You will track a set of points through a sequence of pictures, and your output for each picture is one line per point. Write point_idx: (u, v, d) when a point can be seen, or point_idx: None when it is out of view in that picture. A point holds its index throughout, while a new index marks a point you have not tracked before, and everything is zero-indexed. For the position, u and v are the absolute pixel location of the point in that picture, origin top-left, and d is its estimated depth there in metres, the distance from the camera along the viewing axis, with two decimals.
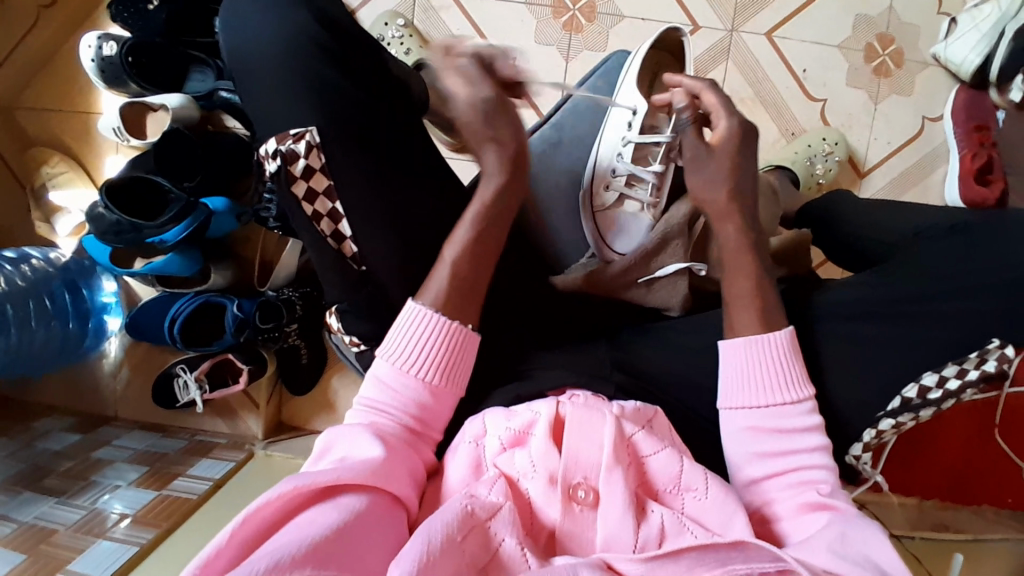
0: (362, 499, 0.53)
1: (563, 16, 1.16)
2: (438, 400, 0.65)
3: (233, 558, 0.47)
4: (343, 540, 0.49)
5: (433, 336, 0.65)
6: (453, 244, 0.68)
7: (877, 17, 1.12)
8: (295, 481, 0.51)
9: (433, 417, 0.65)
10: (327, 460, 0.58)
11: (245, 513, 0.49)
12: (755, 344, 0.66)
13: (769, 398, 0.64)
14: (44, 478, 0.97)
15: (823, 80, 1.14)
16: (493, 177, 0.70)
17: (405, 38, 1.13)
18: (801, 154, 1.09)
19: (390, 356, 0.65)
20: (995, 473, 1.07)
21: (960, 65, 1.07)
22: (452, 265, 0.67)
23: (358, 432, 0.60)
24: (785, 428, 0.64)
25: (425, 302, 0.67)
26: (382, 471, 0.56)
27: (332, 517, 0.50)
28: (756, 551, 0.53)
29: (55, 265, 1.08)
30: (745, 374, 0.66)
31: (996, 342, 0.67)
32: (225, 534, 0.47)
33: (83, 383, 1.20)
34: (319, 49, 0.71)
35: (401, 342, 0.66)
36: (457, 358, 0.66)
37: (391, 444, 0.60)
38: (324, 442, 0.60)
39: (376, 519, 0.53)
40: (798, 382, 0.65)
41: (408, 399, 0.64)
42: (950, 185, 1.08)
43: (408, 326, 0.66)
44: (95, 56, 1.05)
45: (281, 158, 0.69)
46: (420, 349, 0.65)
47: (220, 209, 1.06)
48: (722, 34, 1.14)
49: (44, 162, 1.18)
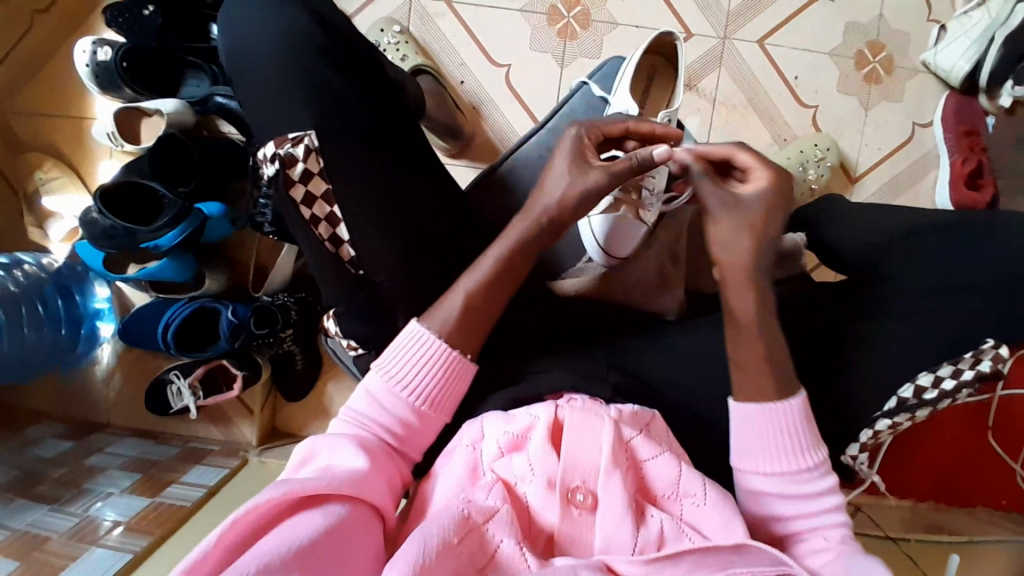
0: (347, 508, 0.53)
1: (557, 23, 1.16)
2: (423, 422, 0.65)
3: (218, 564, 0.47)
4: (331, 545, 0.49)
5: (427, 358, 0.65)
6: (472, 275, 0.68)
7: (868, 24, 1.13)
8: (284, 485, 0.51)
9: (414, 438, 0.65)
10: (309, 470, 0.57)
11: (230, 516, 0.48)
12: (771, 413, 0.63)
13: (786, 466, 0.63)
14: (35, 486, 0.95)
15: (815, 87, 1.15)
16: (540, 216, 0.70)
17: (401, 43, 1.13)
18: (793, 159, 1.10)
19: (382, 371, 0.65)
20: (989, 475, 1.07)
21: (949, 72, 1.08)
22: (466, 296, 0.67)
23: (342, 441, 0.60)
24: (802, 494, 0.63)
25: (427, 323, 0.67)
26: (366, 481, 0.56)
27: (318, 522, 0.50)
28: (757, 555, 0.56)
29: (47, 270, 1.07)
30: (758, 442, 0.63)
31: (991, 342, 0.68)
32: (211, 538, 0.47)
33: (75, 390, 1.19)
34: (320, 54, 0.71)
35: (394, 359, 0.65)
36: (450, 385, 0.66)
37: (374, 456, 0.60)
38: (305, 450, 0.59)
39: (362, 527, 0.53)
40: (809, 447, 0.63)
41: (394, 416, 0.64)
42: (941, 190, 1.10)
43: (403, 344, 0.66)
44: (91, 61, 1.05)
45: (280, 162, 0.69)
46: (415, 370, 0.65)
47: (215, 215, 1.06)
48: (715, 41, 1.15)
49: (37, 167, 1.17)
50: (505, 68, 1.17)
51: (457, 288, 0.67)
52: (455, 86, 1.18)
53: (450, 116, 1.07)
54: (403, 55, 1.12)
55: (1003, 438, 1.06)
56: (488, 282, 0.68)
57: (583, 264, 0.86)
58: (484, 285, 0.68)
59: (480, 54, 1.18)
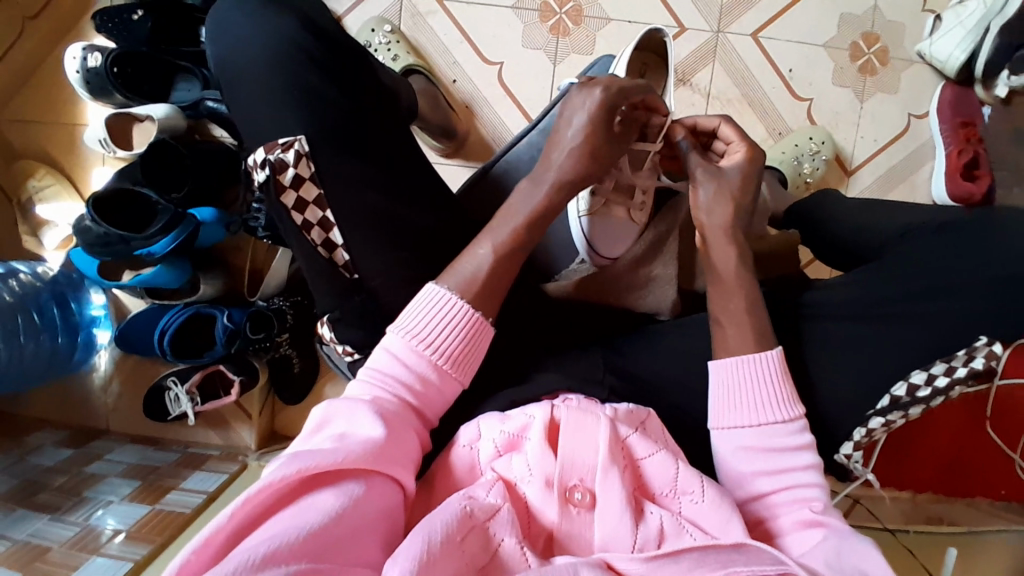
0: (362, 487, 0.52)
1: (550, 19, 1.16)
2: (443, 381, 0.63)
3: (230, 540, 0.47)
4: (342, 531, 0.48)
5: (449, 315, 0.64)
6: (491, 237, 0.67)
7: (862, 15, 1.13)
8: (296, 463, 0.50)
9: (435, 397, 0.63)
10: (323, 436, 0.56)
11: (244, 495, 0.48)
12: (749, 363, 0.66)
13: (761, 417, 0.64)
14: (36, 495, 0.96)
15: (810, 79, 1.14)
16: (552, 179, 0.69)
17: (393, 44, 1.13)
18: (789, 153, 1.09)
19: (403, 330, 0.63)
20: (988, 467, 1.07)
21: (945, 62, 1.08)
22: (494, 252, 0.66)
23: (361, 407, 0.58)
24: (777, 447, 0.64)
25: (447, 284, 0.65)
26: (385, 452, 0.55)
27: (330, 506, 0.50)
28: (757, 554, 0.55)
29: (43, 279, 1.07)
30: (735, 395, 0.65)
31: (984, 340, 0.68)
32: (223, 517, 0.47)
33: (72, 397, 1.19)
34: (309, 61, 0.71)
35: (415, 318, 0.64)
36: (472, 345, 0.64)
37: (392, 422, 0.58)
38: (321, 417, 0.58)
39: (377, 505, 0.53)
40: (787, 401, 0.65)
41: (414, 375, 0.62)
42: (937, 181, 1.09)
43: (424, 304, 0.64)
44: (81, 67, 1.03)
45: (271, 168, 0.68)
46: (437, 329, 0.63)
47: (209, 220, 1.04)
48: (708, 35, 1.14)
49: (31, 174, 1.17)
50: (498, 67, 1.17)
51: (483, 250, 0.66)
52: (447, 85, 1.17)
53: (443, 115, 1.07)
54: (395, 55, 1.11)
55: (1001, 429, 1.05)
56: (514, 235, 0.67)
57: (575, 265, 0.85)
58: (494, 267, 0.66)
59: (472, 52, 1.17)
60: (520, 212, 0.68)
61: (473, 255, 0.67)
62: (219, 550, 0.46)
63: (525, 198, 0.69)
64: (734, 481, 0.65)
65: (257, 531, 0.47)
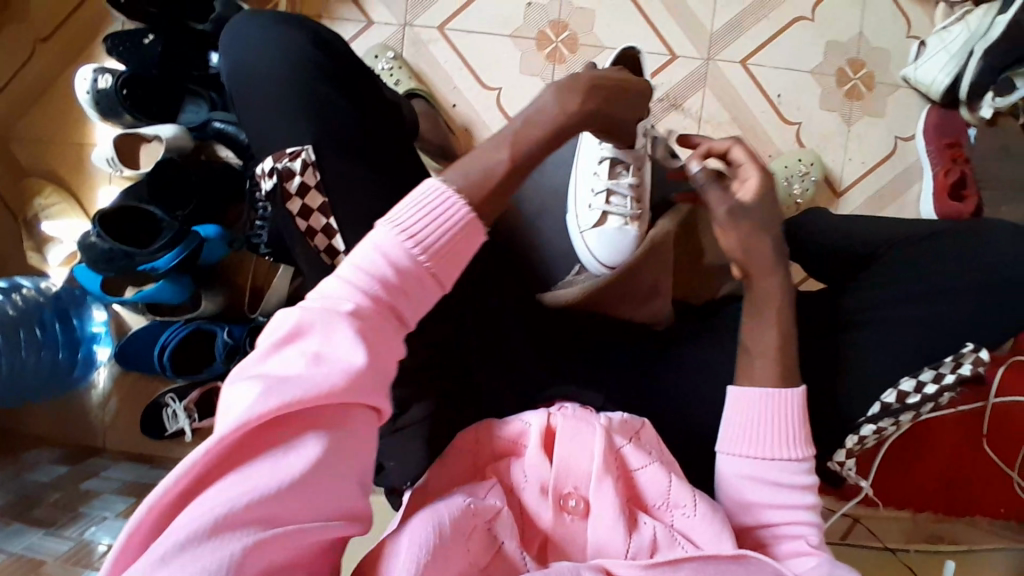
0: (339, 428, 0.47)
1: (546, 47, 1.20)
2: (426, 287, 0.53)
3: (195, 482, 0.43)
4: (322, 485, 0.45)
5: (450, 215, 0.54)
6: (504, 137, 0.59)
7: (847, 43, 1.17)
8: (268, 401, 0.44)
9: (418, 303, 0.53)
10: (297, 352, 0.48)
11: (215, 433, 0.43)
12: (769, 399, 0.64)
13: (771, 453, 0.64)
14: (31, 510, 0.96)
15: (798, 104, 1.18)
16: (565, 109, 0.61)
17: (395, 69, 1.16)
18: (779, 174, 1.13)
19: (397, 226, 0.52)
20: (986, 484, 1.06)
21: (930, 85, 1.12)
22: (511, 160, 0.58)
23: (342, 316, 0.49)
24: (784, 483, 0.63)
25: (446, 179, 0.56)
26: (367, 383, 0.49)
27: (307, 457, 0.45)
28: (756, 566, 0.56)
29: (45, 294, 1.08)
30: (745, 427, 0.65)
31: (970, 346, 0.69)
32: (187, 460, 0.43)
33: (69, 415, 1.18)
34: (321, 75, 0.73)
35: (412, 212, 0.53)
36: (460, 248, 0.54)
37: (377, 333, 0.50)
38: (296, 324, 0.49)
39: (355, 453, 0.48)
40: (799, 441, 0.64)
41: (400, 276, 0.52)
42: (925, 201, 1.13)
43: (421, 200, 0.54)
44: (91, 88, 1.07)
45: (278, 176, 0.71)
46: (427, 225, 0.53)
47: (212, 237, 1.07)
48: (699, 62, 1.18)
49: (37, 193, 1.20)
50: (496, 92, 1.20)
51: (496, 152, 0.58)
52: (447, 109, 1.21)
53: (443, 136, 1.10)
54: (397, 80, 1.15)
55: (999, 448, 1.06)
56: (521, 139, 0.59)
57: (573, 274, 0.87)
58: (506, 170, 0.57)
59: (471, 78, 1.21)
60: (537, 114, 0.60)
61: (482, 153, 0.58)
62: (183, 495, 0.43)
63: (546, 107, 0.61)
64: (736, 507, 0.64)
65: (223, 478, 0.43)
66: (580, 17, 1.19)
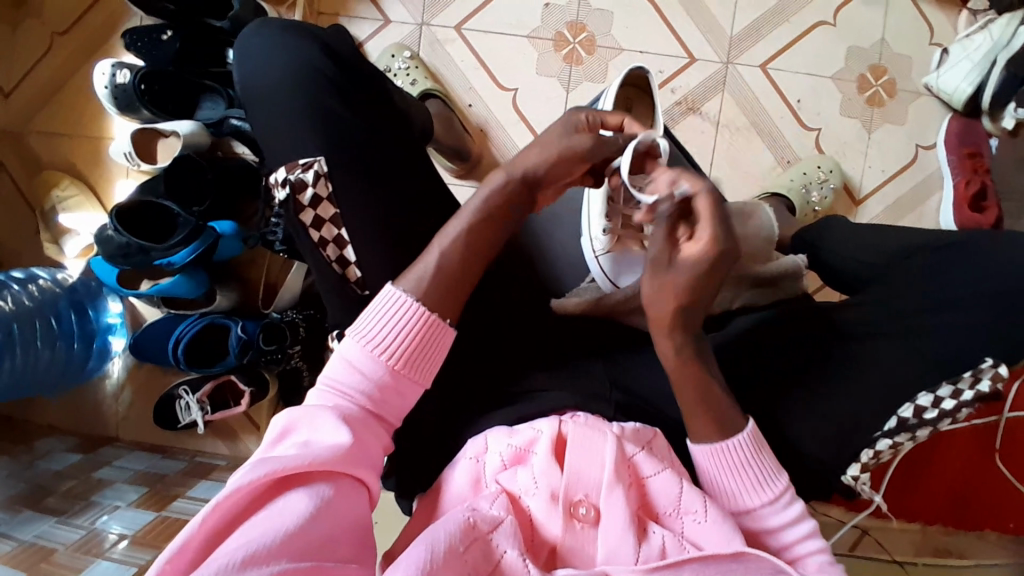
0: (331, 488, 0.53)
1: (563, 48, 1.19)
2: (398, 384, 0.61)
3: (206, 544, 0.49)
4: (320, 530, 0.50)
5: (402, 319, 0.62)
6: (440, 241, 0.65)
7: (870, 49, 1.15)
8: (262, 468, 0.51)
9: (392, 401, 0.61)
10: (286, 445, 0.55)
11: (213, 502, 0.50)
12: (717, 453, 0.64)
13: (746, 503, 0.64)
14: (45, 498, 0.98)
15: (818, 110, 1.16)
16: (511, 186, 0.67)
17: (411, 68, 1.16)
18: (796, 181, 1.11)
19: (356, 336, 0.62)
20: (996, 499, 1.06)
21: (952, 94, 1.11)
22: (443, 260, 0.64)
23: (320, 414, 0.58)
24: (769, 525, 0.64)
25: (403, 286, 0.64)
26: (350, 455, 0.55)
27: (302, 508, 0.51)
28: (757, 562, 0.57)
29: (62, 285, 1.09)
30: (716, 480, 0.65)
31: (989, 361, 0.67)
32: (196, 521, 0.49)
33: (83, 404, 1.20)
34: (330, 84, 0.73)
35: (368, 323, 0.62)
36: (426, 347, 0.62)
37: (356, 428, 0.58)
38: (282, 425, 0.57)
39: (347, 511, 0.53)
40: (770, 480, 0.63)
41: (372, 383, 0.60)
42: (945, 212, 1.12)
43: (386, 308, 0.62)
44: (109, 83, 1.09)
45: (290, 187, 0.70)
46: (390, 333, 0.62)
47: (227, 233, 1.07)
48: (718, 65, 1.17)
49: (54, 185, 1.20)
50: (512, 93, 1.20)
51: (430, 250, 0.65)
52: (463, 109, 1.20)
53: (457, 137, 1.09)
54: (413, 79, 1.15)
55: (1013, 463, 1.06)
56: (458, 249, 0.65)
57: (583, 285, 0.81)
58: (437, 284, 0.64)
59: (486, 78, 1.20)
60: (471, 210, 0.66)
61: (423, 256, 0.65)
62: (193, 558, 0.48)
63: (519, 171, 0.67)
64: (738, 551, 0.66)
65: (231, 536, 0.49)
66: (598, 18, 1.18)
